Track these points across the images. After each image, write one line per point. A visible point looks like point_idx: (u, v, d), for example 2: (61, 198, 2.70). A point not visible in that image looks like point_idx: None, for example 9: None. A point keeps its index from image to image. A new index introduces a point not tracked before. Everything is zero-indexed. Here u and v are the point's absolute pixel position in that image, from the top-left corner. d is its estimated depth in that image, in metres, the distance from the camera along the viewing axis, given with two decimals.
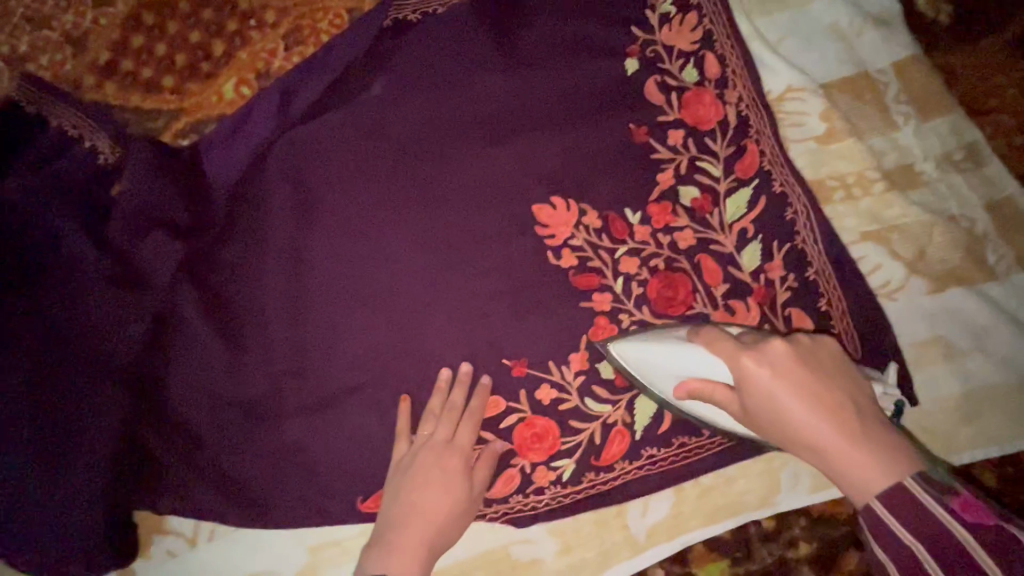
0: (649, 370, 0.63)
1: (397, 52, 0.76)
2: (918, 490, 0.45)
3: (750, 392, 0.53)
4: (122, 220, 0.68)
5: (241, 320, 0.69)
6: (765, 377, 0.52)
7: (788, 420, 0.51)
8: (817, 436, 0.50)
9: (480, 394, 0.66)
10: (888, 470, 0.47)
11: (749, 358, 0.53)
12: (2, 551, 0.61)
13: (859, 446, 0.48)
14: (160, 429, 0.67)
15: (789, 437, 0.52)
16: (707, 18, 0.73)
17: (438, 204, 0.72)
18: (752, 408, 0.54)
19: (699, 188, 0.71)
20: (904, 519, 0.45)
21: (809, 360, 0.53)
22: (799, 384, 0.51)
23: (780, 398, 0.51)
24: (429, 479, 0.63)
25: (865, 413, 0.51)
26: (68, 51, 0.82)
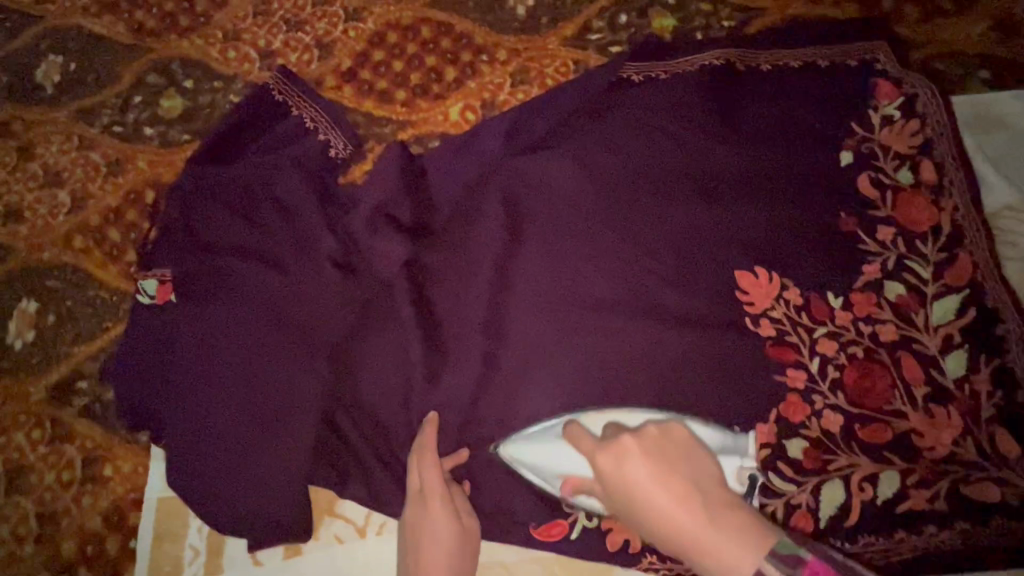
0: (537, 457, 0.67)
1: (621, 106, 0.81)
2: (773, 574, 0.44)
3: (614, 486, 0.55)
4: (365, 216, 0.74)
5: (441, 325, 0.73)
6: (620, 477, 0.54)
7: (651, 518, 0.51)
8: (680, 533, 0.49)
9: (427, 433, 0.67)
10: (744, 553, 0.46)
11: (602, 453, 0.57)
12: (208, 494, 0.66)
13: (715, 535, 0.47)
14: (352, 414, 0.70)
15: (663, 539, 0.51)
16: (929, 127, 0.76)
17: (644, 252, 0.74)
18: (625, 511, 0.55)
19: (905, 286, 0.71)
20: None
21: (659, 454, 0.54)
22: (649, 478, 0.52)
23: (636, 498, 0.52)
24: (417, 535, 0.64)
25: (705, 495, 0.51)
26: (316, 53, 0.92)
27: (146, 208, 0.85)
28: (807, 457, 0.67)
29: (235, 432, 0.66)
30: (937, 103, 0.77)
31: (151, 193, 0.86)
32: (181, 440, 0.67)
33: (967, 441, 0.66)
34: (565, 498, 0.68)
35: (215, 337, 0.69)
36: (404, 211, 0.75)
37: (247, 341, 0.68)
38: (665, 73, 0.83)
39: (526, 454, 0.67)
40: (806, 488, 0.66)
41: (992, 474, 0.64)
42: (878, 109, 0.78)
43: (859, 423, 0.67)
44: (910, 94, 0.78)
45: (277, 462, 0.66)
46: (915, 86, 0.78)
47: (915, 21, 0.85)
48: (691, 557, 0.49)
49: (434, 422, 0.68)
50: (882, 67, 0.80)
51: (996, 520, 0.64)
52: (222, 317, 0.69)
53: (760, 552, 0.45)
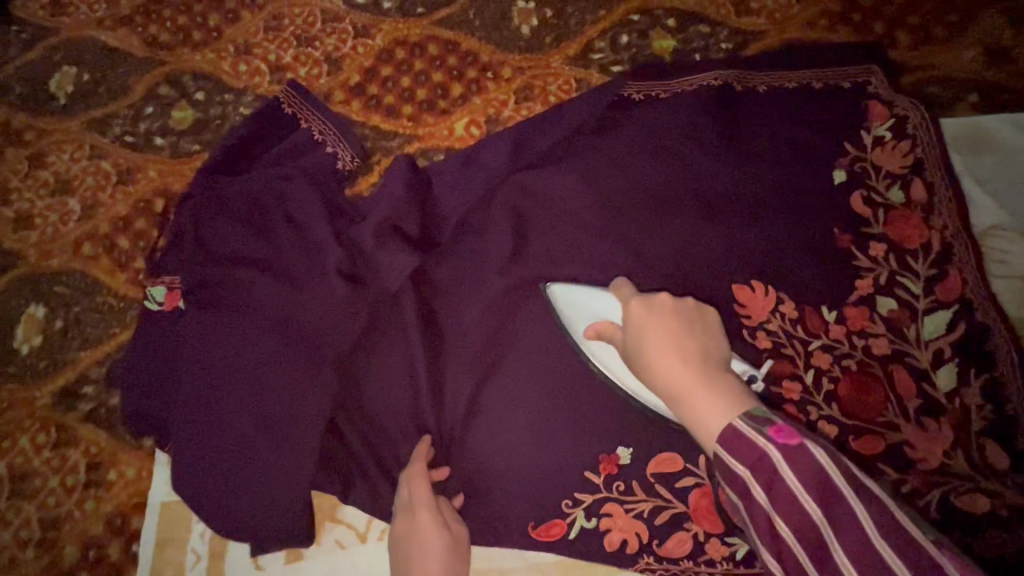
0: (574, 309, 0.70)
1: (622, 122, 0.84)
2: (744, 427, 0.44)
3: (630, 335, 0.58)
4: (372, 225, 0.76)
5: (446, 335, 0.75)
6: (641, 323, 0.57)
7: (654, 365, 0.54)
8: (674, 378, 0.51)
9: (423, 449, 0.68)
10: (722, 414, 0.47)
11: (634, 304, 0.59)
12: (212, 499, 0.67)
13: (706, 389, 0.49)
14: (355, 420, 0.71)
15: (659, 387, 0.53)
16: (920, 148, 0.79)
17: (644, 264, 0.76)
18: (633, 367, 0.58)
19: (897, 301, 0.73)
20: (731, 449, 0.44)
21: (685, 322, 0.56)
22: (666, 334, 0.55)
23: (647, 347, 0.55)
24: (409, 549, 0.64)
25: (712, 366, 0.52)
26: (325, 68, 0.94)
27: (156, 216, 0.86)
28: None
29: (243, 437, 0.67)
30: (927, 125, 0.79)
31: (161, 201, 0.87)
32: (188, 444, 0.68)
33: (958, 454, 0.67)
34: (564, 501, 0.69)
35: (226, 344, 0.70)
36: (411, 223, 0.77)
37: (256, 348, 0.70)
38: (665, 92, 0.86)
39: (564, 303, 0.71)
40: None
41: (983, 486, 0.66)
42: (870, 129, 0.81)
43: (853, 434, 0.69)
44: (901, 116, 0.80)
45: (282, 467, 0.67)
46: (907, 108, 0.80)
47: (905, 45, 0.88)
48: (677, 411, 0.51)
49: (428, 448, 0.69)
50: (874, 89, 0.83)
51: (988, 531, 0.65)
52: (232, 324, 0.71)
53: (737, 413, 0.46)
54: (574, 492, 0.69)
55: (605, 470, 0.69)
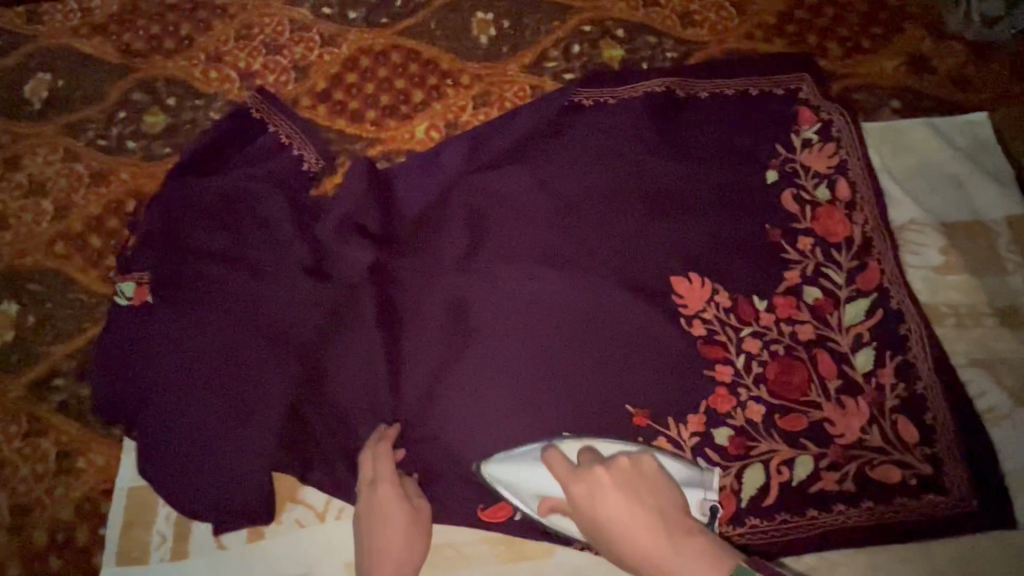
0: (520, 481, 0.71)
1: (572, 126, 0.89)
2: None
3: (597, 540, 0.62)
4: (332, 228, 0.81)
5: (402, 324, 0.79)
6: (609, 532, 0.60)
7: (620, 544, 0.59)
8: (648, 565, 0.56)
9: (388, 435, 0.73)
10: (712, 574, 0.53)
11: (585, 508, 0.62)
12: (178, 482, 0.71)
13: (680, 557, 0.55)
14: (311, 408, 0.74)
15: (635, 562, 0.58)
16: (844, 150, 0.85)
17: (591, 257, 0.82)
18: (592, 533, 0.62)
19: (822, 290, 0.80)
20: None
21: (626, 487, 0.62)
22: (625, 531, 0.59)
23: (614, 537, 0.59)
24: (371, 520, 0.69)
25: (674, 529, 0.58)
26: (293, 75, 0.99)
27: (128, 215, 0.90)
28: (734, 444, 0.74)
29: (210, 422, 0.71)
30: (849, 129, 0.86)
31: (133, 202, 0.91)
32: (156, 429, 0.72)
33: (873, 429, 0.73)
34: (512, 483, 0.74)
35: (194, 336, 0.74)
36: (371, 219, 0.82)
37: (223, 338, 0.74)
38: (613, 98, 0.92)
39: (506, 466, 0.72)
40: (730, 472, 0.73)
41: (895, 458, 0.72)
42: (800, 132, 0.87)
43: (779, 413, 0.74)
44: (827, 119, 0.87)
45: (244, 450, 0.71)
46: (832, 113, 0.87)
47: (835, 55, 0.95)
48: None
49: (394, 431, 0.74)
50: (805, 96, 0.89)
51: (898, 499, 0.70)
52: (200, 318, 0.75)
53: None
54: (522, 472, 0.74)
55: None
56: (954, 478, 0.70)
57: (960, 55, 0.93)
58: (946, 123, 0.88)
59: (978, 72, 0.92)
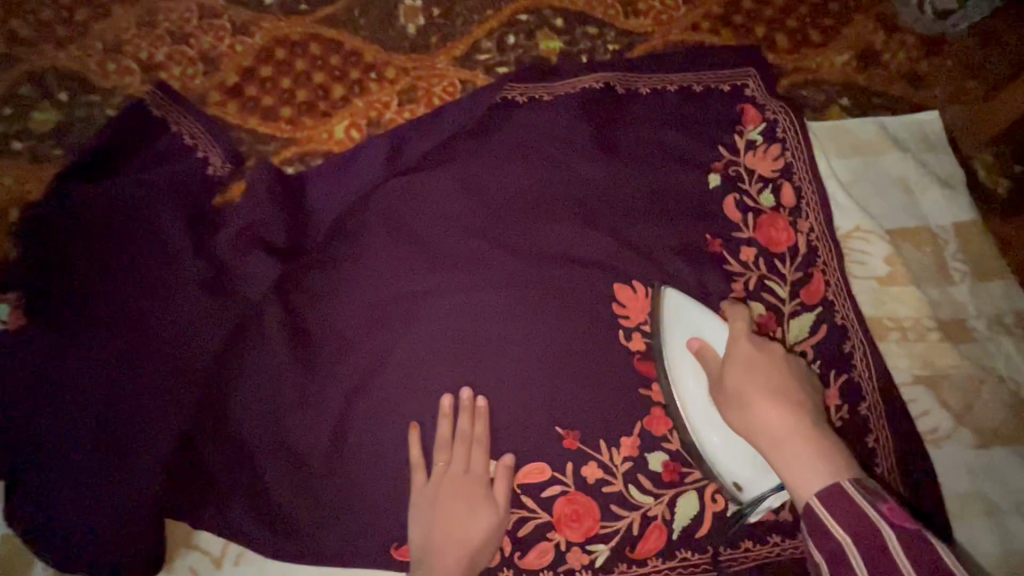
0: (671, 324, 0.69)
1: (502, 127, 0.83)
2: (850, 491, 0.49)
3: (734, 376, 0.61)
4: (234, 237, 0.73)
5: (315, 349, 0.73)
6: (745, 386, 0.60)
7: (757, 398, 0.58)
8: (779, 432, 0.55)
9: (481, 417, 0.69)
10: (828, 473, 0.51)
11: (733, 364, 0.62)
12: (55, 528, 0.64)
13: (811, 448, 0.53)
14: (216, 439, 0.70)
15: (757, 438, 0.57)
16: (790, 152, 0.80)
17: (522, 269, 0.77)
18: (725, 389, 0.62)
19: (765, 305, 0.76)
20: (833, 508, 0.48)
21: (785, 377, 0.60)
22: (775, 390, 0.59)
23: (749, 400, 0.59)
24: (450, 510, 0.65)
25: (821, 424, 0.56)
26: (201, 67, 0.90)
27: (10, 227, 0.81)
28: (668, 470, 0.70)
29: (93, 465, 0.64)
30: (795, 129, 0.81)
31: (17, 211, 0.82)
32: (30, 472, 0.65)
33: None
34: None
35: (73, 366, 0.66)
36: (277, 230, 0.74)
37: (107, 368, 0.67)
38: (548, 94, 0.85)
39: (673, 308, 0.69)
40: (663, 500, 0.69)
41: None
42: (744, 133, 0.82)
43: None
44: (772, 119, 0.82)
45: (131, 493, 0.64)
46: (777, 111, 0.82)
47: (784, 50, 0.89)
48: (773, 460, 0.55)
49: (487, 410, 0.70)
50: (750, 93, 0.84)
51: None
52: (79, 346, 0.67)
53: (845, 477, 0.50)
54: None
55: None
56: None
57: (911, 50, 0.89)
58: (895, 123, 0.84)
59: (929, 69, 0.88)
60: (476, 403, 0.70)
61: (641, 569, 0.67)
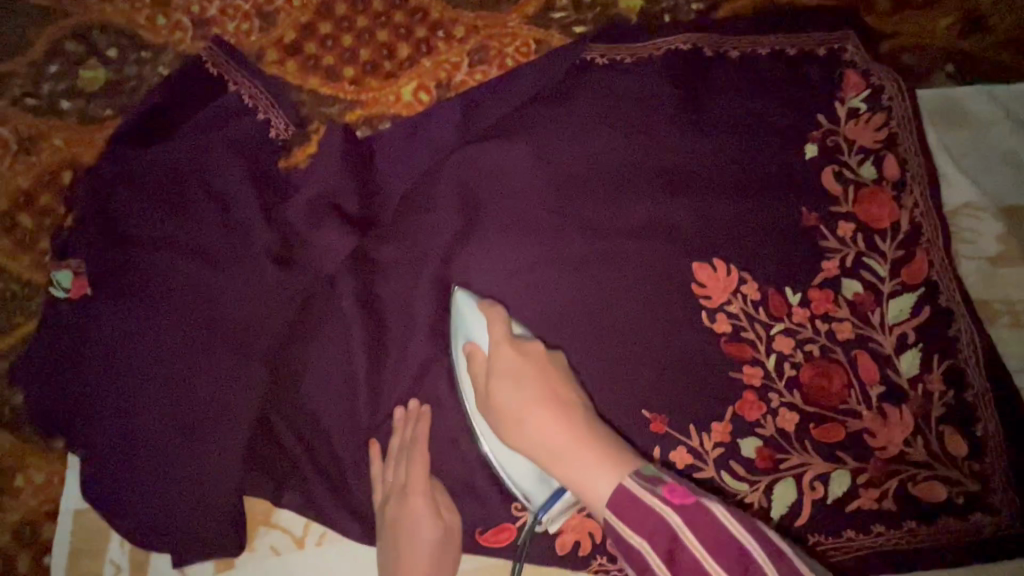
0: (453, 326, 0.67)
1: (582, 91, 0.78)
2: (634, 487, 0.45)
3: (506, 390, 0.57)
4: (305, 204, 0.69)
5: (388, 323, 0.69)
6: (513, 399, 0.56)
7: (524, 414, 0.54)
8: (557, 443, 0.51)
9: (426, 422, 0.65)
10: (611, 474, 0.47)
11: (501, 372, 0.58)
12: (127, 508, 0.62)
13: (585, 451, 0.49)
14: (290, 418, 0.66)
15: (541, 454, 0.52)
16: (894, 122, 0.75)
17: (605, 244, 0.72)
18: (493, 407, 0.58)
19: (862, 284, 0.71)
20: (622, 516, 0.44)
21: (523, 374, 0.57)
22: (548, 397, 0.55)
23: (522, 415, 0.54)
24: (396, 535, 0.61)
25: (593, 425, 0.52)
26: (256, 23, 0.84)
27: (63, 191, 0.78)
28: (761, 456, 0.66)
29: (162, 443, 0.61)
30: (903, 97, 0.75)
31: (69, 174, 0.79)
32: (98, 449, 0.62)
33: (918, 442, 0.66)
34: (513, 503, 0.65)
35: (138, 339, 0.62)
36: (350, 202, 0.70)
37: (173, 342, 0.62)
38: (631, 57, 0.79)
39: (458, 312, 0.67)
40: (758, 488, 0.65)
41: (940, 472, 0.65)
42: (844, 101, 0.76)
43: (814, 422, 0.67)
44: (876, 86, 0.76)
45: (203, 473, 0.61)
46: (882, 78, 0.76)
47: (884, 9, 0.82)
48: (559, 475, 0.50)
49: (428, 417, 0.66)
50: (850, 57, 0.78)
51: (940, 519, 0.64)
52: (141, 318, 0.63)
53: (628, 474, 0.46)
54: None
55: None
56: (1002, 496, 0.64)
57: None
58: (1005, 92, 0.78)
59: None
60: (422, 411, 0.66)
61: None
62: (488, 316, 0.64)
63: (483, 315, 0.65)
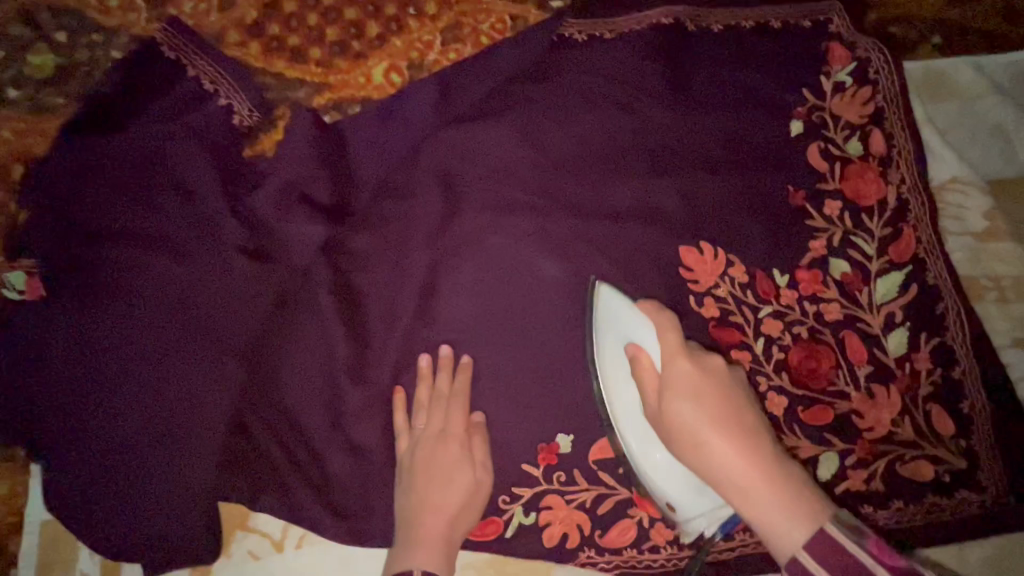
0: (613, 325, 0.58)
1: (562, 69, 0.75)
2: (786, 476, 0.47)
3: (676, 408, 0.50)
4: (272, 194, 0.66)
5: (366, 315, 0.66)
6: (693, 424, 0.49)
7: (695, 438, 0.49)
8: (737, 478, 0.47)
9: (462, 374, 0.64)
10: (805, 520, 0.45)
11: (677, 392, 0.50)
12: (100, 519, 0.59)
13: (780, 493, 0.45)
14: (266, 418, 0.63)
15: (716, 481, 0.48)
16: (881, 94, 0.73)
17: (589, 227, 0.70)
18: (660, 420, 0.52)
19: (850, 263, 0.70)
20: (771, 488, 0.46)
21: (704, 394, 0.50)
22: (728, 420, 0.49)
23: (702, 440, 0.48)
24: (426, 476, 0.60)
25: (786, 456, 0.48)
26: (214, 2, 0.79)
27: (15, 185, 0.73)
28: None
29: (133, 446, 0.59)
30: (888, 68, 0.73)
31: (20, 168, 0.74)
32: (62, 457, 0.59)
33: (906, 421, 0.65)
34: (501, 497, 0.63)
35: (107, 338, 0.60)
36: (320, 188, 0.68)
37: (140, 344, 0.60)
38: (610, 32, 0.76)
39: (609, 310, 0.59)
40: None
41: (927, 452, 0.65)
42: (830, 74, 0.74)
43: (803, 405, 0.66)
44: (862, 58, 0.74)
45: (177, 478, 0.59)
46: (868, 49, 0.74)
47: None
48: (742, 507, 0.47)
49: (469, 367, 0.64)
50: (836, 28, 0.76)
51: (928, 498, 0.64)
52: (103, 321, 0.60)
53: (827, 520, 0.45)
54: (512, 486, 0.63)
55: (544, 460, 0.63)
56: (989, 473, 0.64)
57: None
58: (992, 64, 0.77)
59: None
60: (457, 360, 0.65)
61: (728, 544, 0.62)
62: (660, 325, 0.54)
63: (648, 317, 0.56)
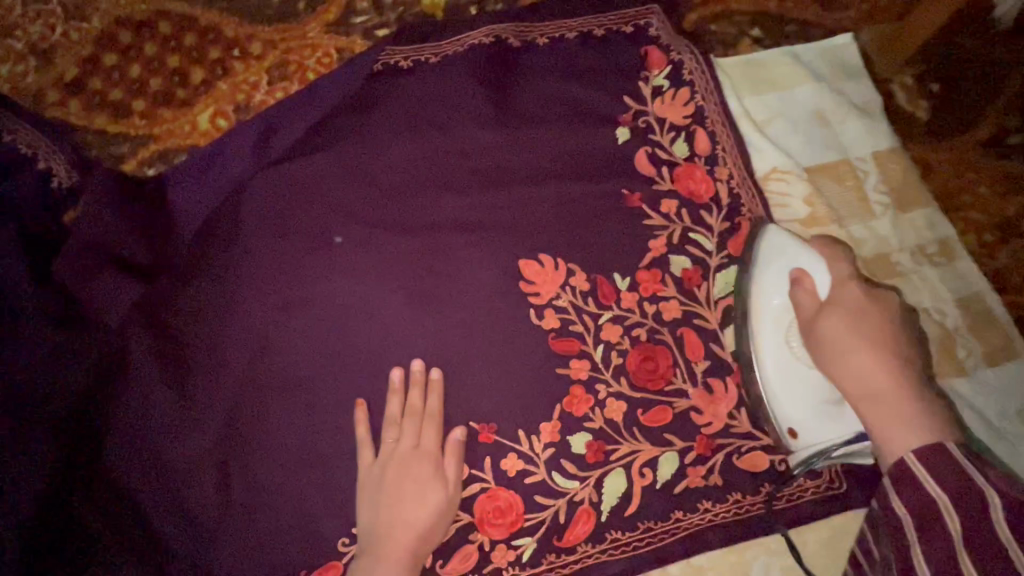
0: (770, 256, 0.65)
1: (387, 97, 0.75)
2: (954, 453, 0.48)
3: (831, 324, 0.58)
4: (76, 254, 0.64)
5: (189, 370, 0.65)
6: (858, 335, 0.57)
7: (853, 347, 0.56)
8: (896, 387, 0.55)
9: (436, 392, 0.64)
10: (923, 433, 0.52)
11: (838, 309, 0.58)
12: None
13: (911, 405, 0.54)
14: (91, 491, 0.61)
15: (853, 389, 0.56)
16: (699, 95, 0.74)
17: (422, 253, 0.70)
18: (807, 330, 0.60)
19: (690, 259, 0.71)
20: (927, 462, 0.49)
21: (866, 317, 0.58)
22: (887, 343, 0.57)
23: (847, 350, 0.57)
24: (400, 491, 0.60)
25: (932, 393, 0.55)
26: (32, 62, 0.77)
27: None
28: (591, 451, 0.64)
29: None
30: (701, 69, 0.75)
31: None
32: None
33: (742, 413, 0.67)
34: (340, 539, 0.61)
35: None
36: (134, 244, 0.68)
37: None
38: (435, 56, 0.76)
39: (769, 246, 0.66)
40: (589, 483, 0.63)
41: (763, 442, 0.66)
42: (649, 79, 0.75)
43: (642, 408, 0.66)
44: (677, 61, 0.75)
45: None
46: (682, 52, 0.76)
47: None
48: (864, 411, 0.55)
49: (441, 383, 0.64)
50: (655, 32, 0.77)
51: (765, 485, 0.65)
52: None
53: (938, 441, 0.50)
54: (350, 527, 0.62)
55: None
56: None
57: None
58: (810, 51, 0.79)
59: None
60: (429, 376, 0.65)
61: (571, 557, 0.62)
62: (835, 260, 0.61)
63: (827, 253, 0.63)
